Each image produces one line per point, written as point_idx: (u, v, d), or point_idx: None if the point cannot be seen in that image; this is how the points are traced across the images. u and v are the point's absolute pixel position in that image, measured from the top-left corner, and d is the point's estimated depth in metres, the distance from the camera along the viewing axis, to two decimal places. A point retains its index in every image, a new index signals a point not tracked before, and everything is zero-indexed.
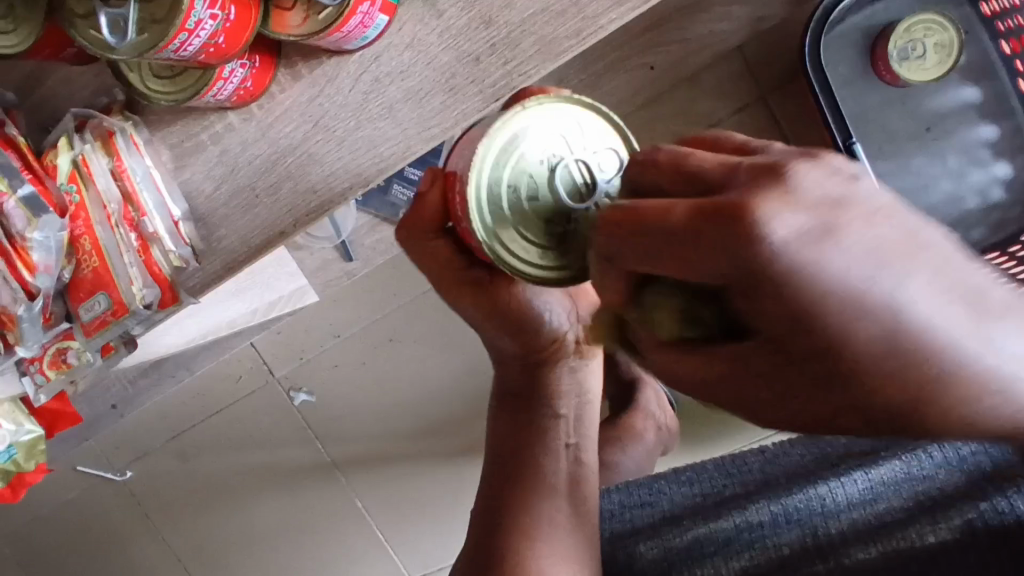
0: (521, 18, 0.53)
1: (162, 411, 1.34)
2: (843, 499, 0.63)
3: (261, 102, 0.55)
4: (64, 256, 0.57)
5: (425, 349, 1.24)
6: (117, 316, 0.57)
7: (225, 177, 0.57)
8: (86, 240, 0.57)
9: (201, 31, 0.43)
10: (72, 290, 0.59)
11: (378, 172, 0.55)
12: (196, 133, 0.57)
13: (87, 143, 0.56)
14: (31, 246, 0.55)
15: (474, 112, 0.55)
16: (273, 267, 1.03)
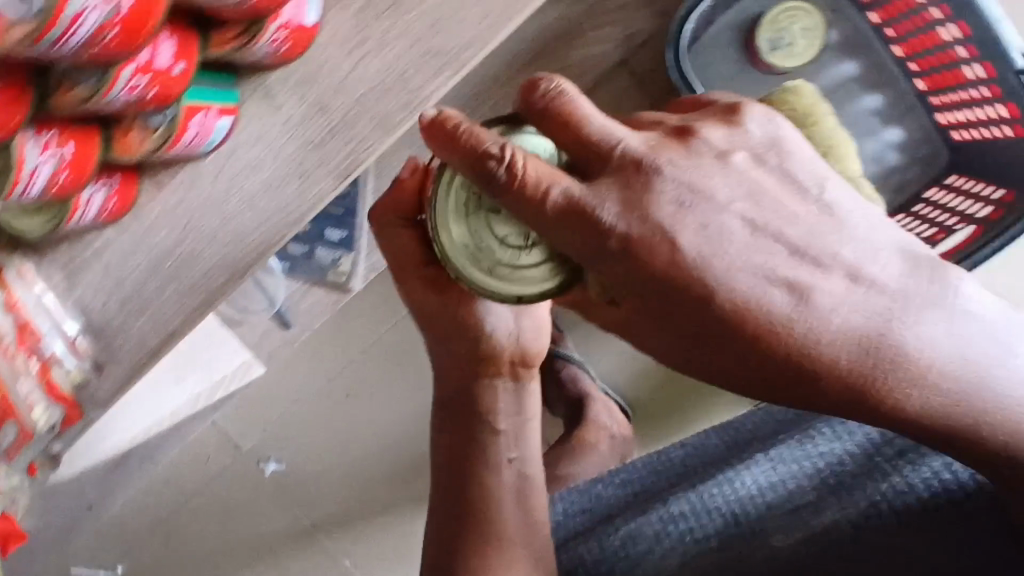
0: (353, 100, 0.52)
1: (139, 506, 1.35)
2: (753, 483, 0.67)
3: (131, 214, 0.56)
4: None
5: (382, 399, 1.26)
6: (25, 441, 0.60)
7: (114, 290, 0.59)
8: None
9: (39, 177, 0.44)
10: None
11: (252, 259, 0.57)
12: (80, 253, 0.58)
13: None
14: None
15: (328, 192, 0.56)
16: (214, 348, 1.05)
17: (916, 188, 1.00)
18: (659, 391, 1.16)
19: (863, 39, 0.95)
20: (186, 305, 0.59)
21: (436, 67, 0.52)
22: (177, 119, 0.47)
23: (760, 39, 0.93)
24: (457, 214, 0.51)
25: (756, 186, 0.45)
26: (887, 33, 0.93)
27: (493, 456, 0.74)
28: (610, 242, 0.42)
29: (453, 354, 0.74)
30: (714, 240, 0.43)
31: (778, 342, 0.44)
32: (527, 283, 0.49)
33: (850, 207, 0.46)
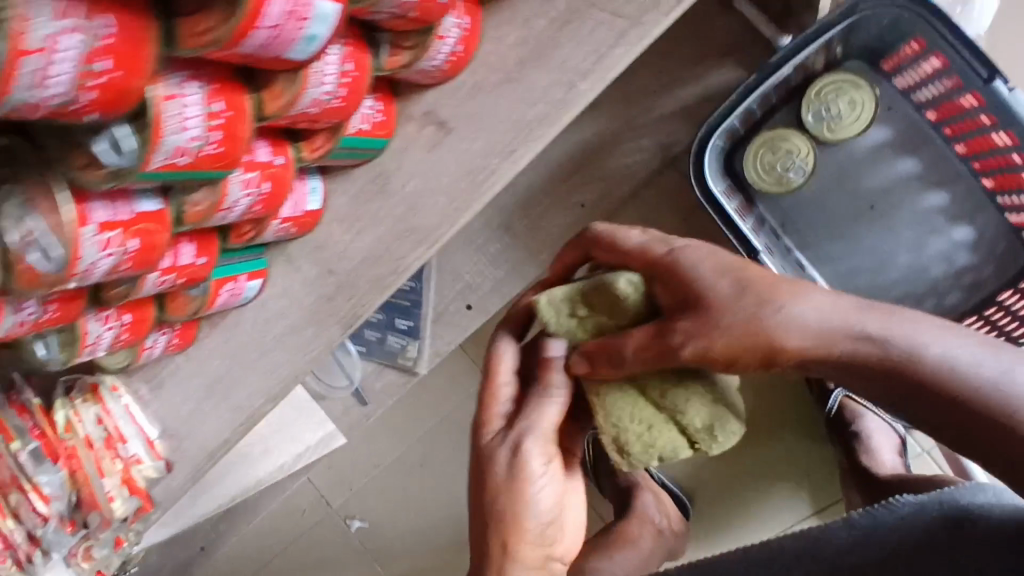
0: (343, 251, 0.60)
1: (232, 559, 1.48)
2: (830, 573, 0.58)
3: (191, 349, 0.67)
4: (67, 484, 0.67)
5: (456, 468, 1.35)
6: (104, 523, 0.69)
7: (184, 401, 0.71)
8: (80, 470, 0.68)
9: (166, 275, 0.52)
10: (81, 505, 0.69)
11: (263, 409, 0.68)
12: (160, 373, 0.71)
13: (77, 398, 0.69)
14: (41, 484, 0.66)
15: (339, 337, 0.63)
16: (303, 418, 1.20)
17: (988, 287, 0.93)
18: (715, 487, 1.13)
19: (920, 135, 0.94)
20: (240, 419, 0.70)
21: (414, 242, 0.58)
22: (209, 291, 0.58)
23: (807, 111, 0.93)
24: (767, 153, 0.95)
25: (837, 300, 0.51)
26: (947, 129, 0.92)
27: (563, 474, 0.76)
28: (659, 254, 0.56)
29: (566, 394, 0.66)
30: (760, 311, 0.51)
31: (857, 370, 0.49)
32: (784, 188, 0.96)
33: (912, 325, 0.49)
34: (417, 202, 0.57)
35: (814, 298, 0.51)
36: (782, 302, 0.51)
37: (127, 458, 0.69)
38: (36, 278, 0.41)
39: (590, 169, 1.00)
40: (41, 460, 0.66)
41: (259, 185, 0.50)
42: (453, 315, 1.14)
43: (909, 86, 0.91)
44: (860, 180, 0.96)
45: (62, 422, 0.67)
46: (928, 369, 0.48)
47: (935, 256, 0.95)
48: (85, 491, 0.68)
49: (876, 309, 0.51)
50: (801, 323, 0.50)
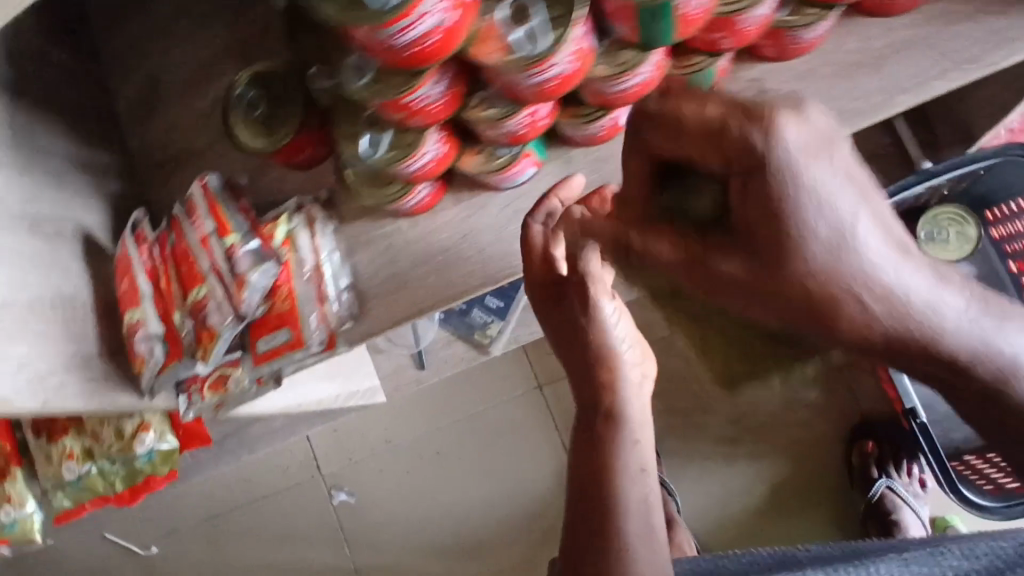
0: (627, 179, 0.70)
1: (207, 491, 1.43)
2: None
3: (426, 215, 0.71)
4: (263, 298, 0.65)
5: (470, 468, 1.32)
6: (291, 349, 0.66)
7: (386, 264, 0.72)
8: (283, 286, 0.66)
9: (528, 117, 0.57)
10: (258, 326, 0.67)
11: (475, 290, 0.70)
12: (372, 231, 0.72)
13: (300, 223, 0.68)
14: (248, 284, 0.63)
15: None
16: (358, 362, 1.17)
17: None
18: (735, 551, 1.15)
19: (996, 280, 1.10)
20: (438, 296, 0.71)
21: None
22: (517, 156, 0.63)
23: (922, 227, 1.07)
24: None
25: (891, 222, 0.37)
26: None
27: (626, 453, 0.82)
28: (729, 161, 0.36)
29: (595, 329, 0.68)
30: (838, 256, 0.36)
31: (864, 340, 0.38)
32: None
33: (920, 273, 0.38)
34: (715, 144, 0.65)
35: (823, 238, 0.36)
36: (832, 167, 0.35)
37: (320, 292, 0.67)
38: (503, 50, 0.49)
39: None
40: (264, 258, 0.63)
41: (657, 72, 0.57)
42: None
43: (1000, 236, 1.09)
44: None
45: (282, 237, 0.66)
46: (955, 337, 0.40)
47: None
48: (281, 308, 0.65)
49: (907, 252, 0.38)
50: (899, 292, 0.37)
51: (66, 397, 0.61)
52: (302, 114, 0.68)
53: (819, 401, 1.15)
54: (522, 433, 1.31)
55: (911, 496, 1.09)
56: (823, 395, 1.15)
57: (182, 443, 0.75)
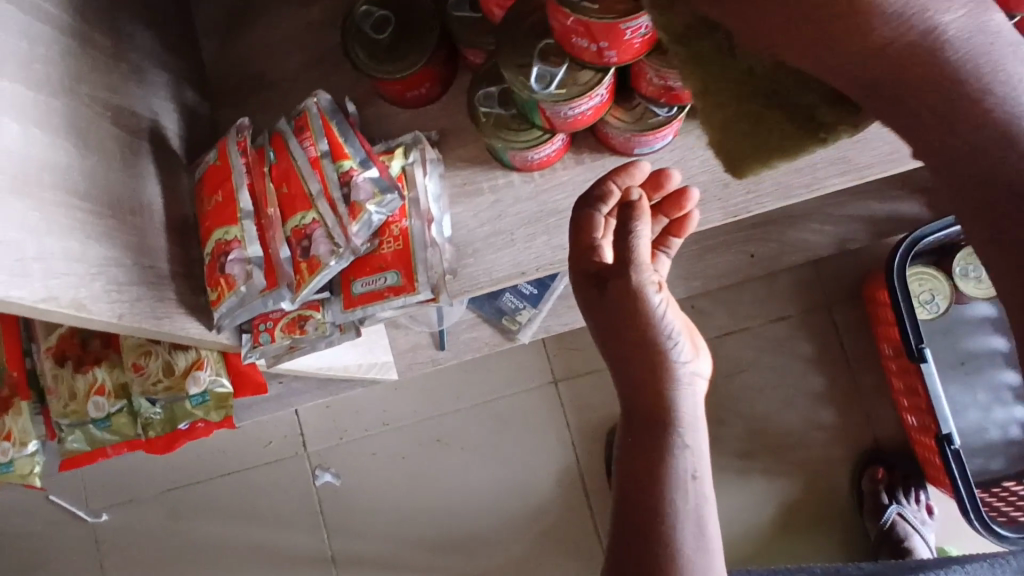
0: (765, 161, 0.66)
1: (175, 459, 1.32)
2: None
3: (543, 172, 0.66)
4: (372, 234, 0.58)
5: (472, 459, 1.26)
6: (397, 293, 0.59)
7: (490, 220, 0.67)
8: (395, 224, 0.59)
9: None
10: (358, 265, 0.60)
11: None
12: (478, 181, 0.67)
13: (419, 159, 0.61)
14: (363, 215, 0.56)
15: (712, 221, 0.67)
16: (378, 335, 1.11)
17: None
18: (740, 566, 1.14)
19: None
20: (542, 259, 0.66)
21: (841, 169, 0.64)
22: (671, 118, 0.60)
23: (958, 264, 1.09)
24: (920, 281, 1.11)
25: None
26: None
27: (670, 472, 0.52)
28: None
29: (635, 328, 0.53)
30: None
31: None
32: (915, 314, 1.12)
33: None
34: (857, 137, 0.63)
35: None
36: None
37: (432, 236, 0.60)
38: None
39: (773, 231, 1.10)
40: (386, 191, 0.57)
41: None
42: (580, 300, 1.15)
43: None
44: (962, 338, 1.12)
45: (397, 172, 0.60)
46: None
47: (996, 422, 1.11)
48: (389, 248, 0.59)
49: None
50: None
51: (140, 313, 0.53)
52: (433, 43, 0.62)
53: (835, 423, 1.16)
54: (532, 429, 1.25)
55: (918, 525, 1.11)
56: (840, 417, 1.17)
57: (236, 388, 0.68)
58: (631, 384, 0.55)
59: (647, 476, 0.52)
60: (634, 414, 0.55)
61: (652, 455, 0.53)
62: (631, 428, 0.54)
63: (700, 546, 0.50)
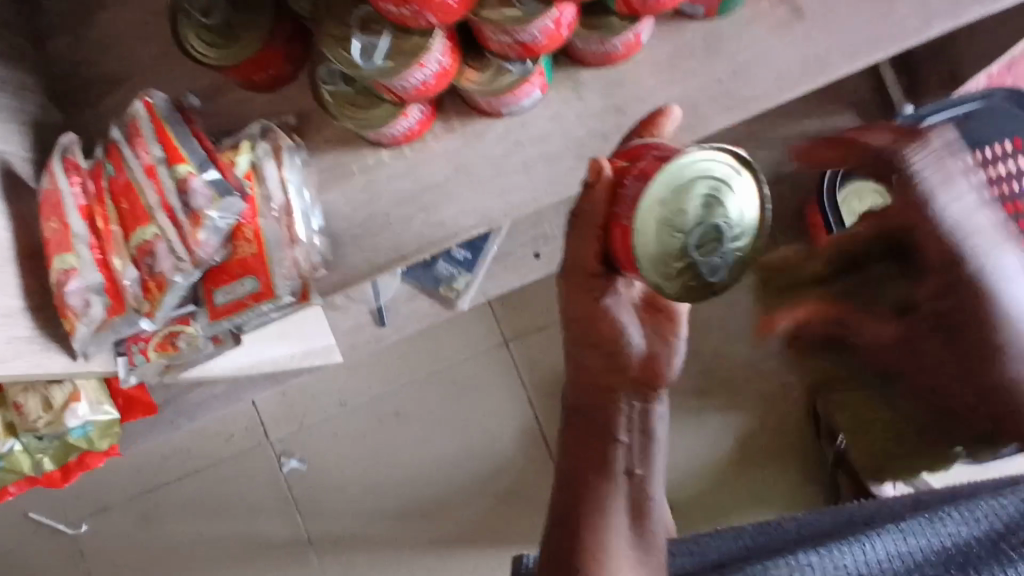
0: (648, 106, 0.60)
1: (141, 463, 1.32)
2: (881, 552, 0.59)
3: (413, 145, 0.62)
4: (224, 241, 0.56)
5: (431, 426, 1.28)
6: (259, 300, 0.57)
7: (365, 203, 0.63)
8: (247, 228, 0.56)
9: (547, 22, 0.49)
10: (216, 273, 0.58)
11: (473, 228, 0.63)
12: (347, 163, 0.63)
13: (268, 148, 0.58)
14: (205, 224, 0.54)
15: None
16: (313, 321, 1.08)
17: None
18: (700, 499, 1.16)
19: None
20: (424, 240, 0.63)
21: (725, 108, 0.59)
22: (528, 73, 0.55)
23: None
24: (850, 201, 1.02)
25: None
26: None
27: (610, 467, 0.63)
28: None
29: (595, 347, 0.62)
30: None
31: None
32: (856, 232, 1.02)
33: None
34: (740, 71, 0.59)
35: None
36: None
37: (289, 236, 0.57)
38: None
39: None
40: (225, 194, 0.54)
41: None
42: (516, 261, 1.12)
43: None
44: None
45: (246, 169, 0.57)
46: None
47: None
48: (244, 253, 0.57)
49: None
50: None
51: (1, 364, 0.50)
52: (268, 20, 0.58)
53: None
54: (487, 392, 1.26)
55: None
56: None
57: (124, 411, 0.67)
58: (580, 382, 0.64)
59: (588, 470, 0.63)
60: (583, 414, 0.64)
61: (596, 452, 0.63)
62: (580, 425, 0.64)
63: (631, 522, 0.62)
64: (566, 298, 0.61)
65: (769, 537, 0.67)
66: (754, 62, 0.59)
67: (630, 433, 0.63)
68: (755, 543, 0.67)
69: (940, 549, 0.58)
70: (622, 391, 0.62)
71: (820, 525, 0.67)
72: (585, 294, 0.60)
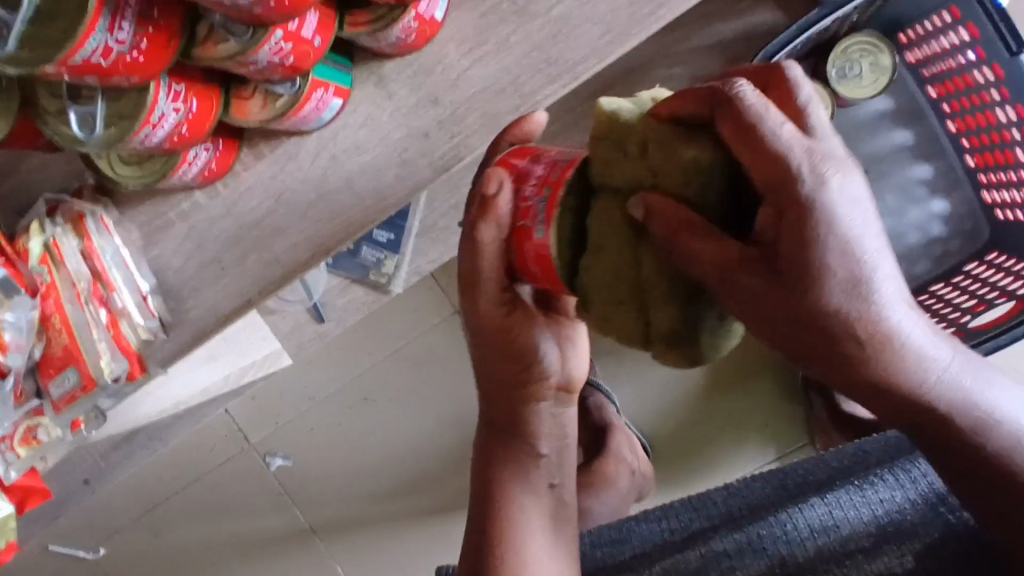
0: (465, 95, 0.54)
1: (135, 486, 1.33)
2: (803, 524, 0.59)
3: (225, 181, 0.56)
4: (36, 334, 0.56)
5: (400, 405, 1.24)
6: (86, 391, 0.55)
7: (192, 252, 0.58)
8: (56, 317, 0.56)
9: (273, 49, 0.42)
10: (43, 367, 0.57)
11: (311, 258, 0.57)
12: (164, 212, 0.58)
13: (58, 226, 0.56)
14: (3, 326, 0.54)
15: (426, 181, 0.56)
16: (247, 332, 0.96)
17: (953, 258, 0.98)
18: (679, 436, 1.13)
19: (915, 110, 0.97)
20: (262, 280, 0.58)
21: (550, 75, 0.54)
22: (302, 91, 0.49)
23: (830, 67, 0.91)
24: None
25: None
26: (944, 108, 0.95)
27: (533, 481, 0.62)
28: None
29: (508, 360, 0.57)
30: None
31: None
32: None
33: None
34: (558, 31, 0.54)
35: None
36: None
37: (100, 316, 0.56)
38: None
39: (619, 92, 0.93)
40: (12, 293, 0.54)
41: None
42: (440, 232, 1.04)
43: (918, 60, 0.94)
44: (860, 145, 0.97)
45: (40, 252, 0.56)
46: None
47: (913, 225, 0.99)
48: (58, 344, 0.56)
49: None
50: None
51: None
52: (11, 81, 0.48)
53: None
54: (451, 363, 1.21)
55: None
56: None
57: (19, 504, 0.65)
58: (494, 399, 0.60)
59: (507, 484, 0.61)
60: (497, 426, 0.61)
61: (515, 465, 0.61)
62: (496, 437, 0.62)
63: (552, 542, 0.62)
64: (473, 312, 0.56)
65: (702, 517, 0.69)
66: (568, 19, 0.53)
67: (550, 443, 0.62)
68: (694, 524, 0.69)
69: (869, 521, 0.56)
70: (542, 400, 0.59)
71: (759, 500, 0.68)
72: (489, 301, 0.54)
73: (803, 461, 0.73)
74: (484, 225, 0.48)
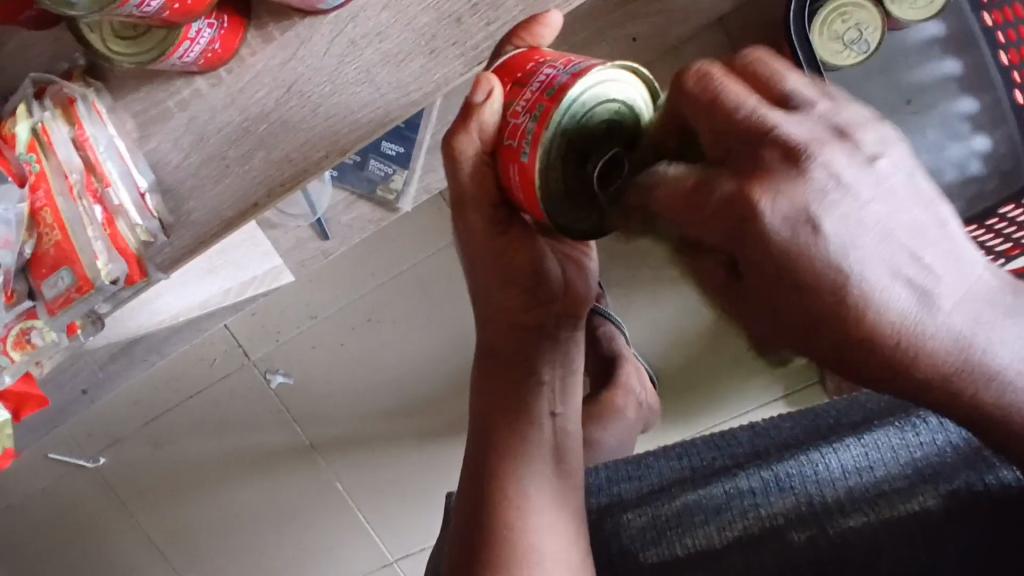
0: None
1: (135, 397, 1.32)
2: (837, 465, 0.57)
3: (230, 66, 0.51)
4: (24, 230, 0.52)
5: (404, 329, 1.21)
6: (81, 293, 0.52)
7: (193, 146, 0.53)
8: (46, 212, 0.51)
9: None
10: (34, 266, 0.53)
11: (326, 154, 0.52)
12: (162, 100, 0.52)
13: (46, 111, 0.51)
14: None
15: (455, 76, 0.50)
16: (248, 244, 0.91)
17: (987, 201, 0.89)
18: (687, 368, 1.11)
19: (967, 38, 0.87)
20: (270, 180, 0.53)
21: None
22: None
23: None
24: (828, 24, 0.80)
25: None
26: (998, 37, 0.86)
27: (533, 413, 0.57)
28: None
29: (506, 284, 0.53)
30: None
31: None
32: (840, 59, 0.80)
33: None
34: None
35: None
36: None
37: (90, 214, 0.51)
38: None
39: None
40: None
41: None
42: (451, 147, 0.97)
43: None
44: (906, 72, 0.87)
45: (27, 138, 0.51)
46: None
47: (951, 161, 0.88)
48: (50, 241, 0.52)
49: None
50: None
51: None
52: None
53: None
54: (457, 287, 1.17)
55: None
56: None
57: (16, 410, 0.62)
58: (493, 328, 0.57)
59: (509, 419, 0.57)
60: (498, 354, 0.57)
61: (516, 398, 0.57)
62: (492, 368, 0.58)
63: (562, 489, 0.58)
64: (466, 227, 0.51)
65: (724, 456, 0.68)
66: None
67: (552, 371, 0.57)
68: (716, 462, 0.68)
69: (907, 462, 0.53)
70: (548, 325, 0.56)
71: (788, 440, 0.66)
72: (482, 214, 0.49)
73: (831, 405, 0.70)
74: (464, 134, 0.45)
